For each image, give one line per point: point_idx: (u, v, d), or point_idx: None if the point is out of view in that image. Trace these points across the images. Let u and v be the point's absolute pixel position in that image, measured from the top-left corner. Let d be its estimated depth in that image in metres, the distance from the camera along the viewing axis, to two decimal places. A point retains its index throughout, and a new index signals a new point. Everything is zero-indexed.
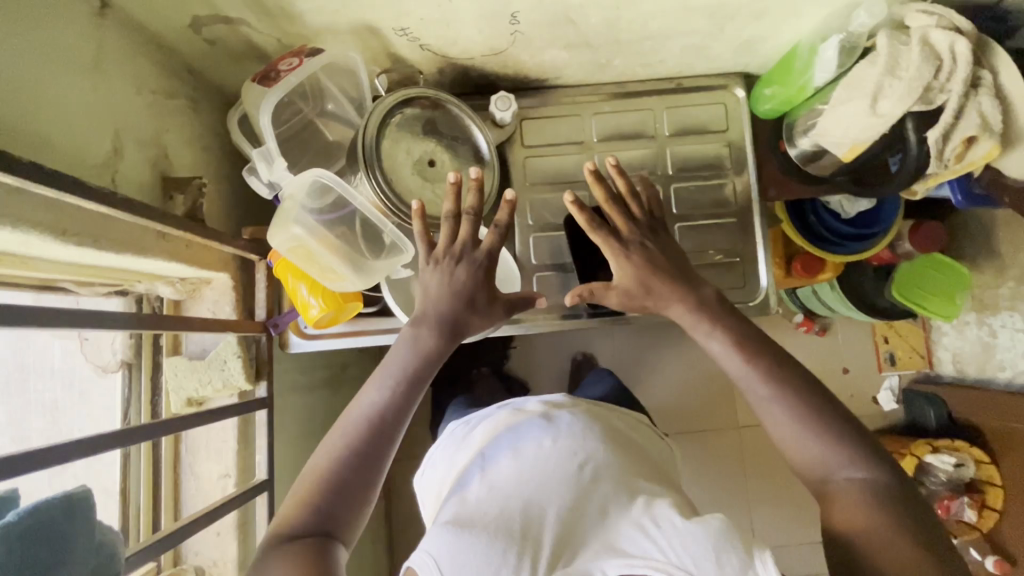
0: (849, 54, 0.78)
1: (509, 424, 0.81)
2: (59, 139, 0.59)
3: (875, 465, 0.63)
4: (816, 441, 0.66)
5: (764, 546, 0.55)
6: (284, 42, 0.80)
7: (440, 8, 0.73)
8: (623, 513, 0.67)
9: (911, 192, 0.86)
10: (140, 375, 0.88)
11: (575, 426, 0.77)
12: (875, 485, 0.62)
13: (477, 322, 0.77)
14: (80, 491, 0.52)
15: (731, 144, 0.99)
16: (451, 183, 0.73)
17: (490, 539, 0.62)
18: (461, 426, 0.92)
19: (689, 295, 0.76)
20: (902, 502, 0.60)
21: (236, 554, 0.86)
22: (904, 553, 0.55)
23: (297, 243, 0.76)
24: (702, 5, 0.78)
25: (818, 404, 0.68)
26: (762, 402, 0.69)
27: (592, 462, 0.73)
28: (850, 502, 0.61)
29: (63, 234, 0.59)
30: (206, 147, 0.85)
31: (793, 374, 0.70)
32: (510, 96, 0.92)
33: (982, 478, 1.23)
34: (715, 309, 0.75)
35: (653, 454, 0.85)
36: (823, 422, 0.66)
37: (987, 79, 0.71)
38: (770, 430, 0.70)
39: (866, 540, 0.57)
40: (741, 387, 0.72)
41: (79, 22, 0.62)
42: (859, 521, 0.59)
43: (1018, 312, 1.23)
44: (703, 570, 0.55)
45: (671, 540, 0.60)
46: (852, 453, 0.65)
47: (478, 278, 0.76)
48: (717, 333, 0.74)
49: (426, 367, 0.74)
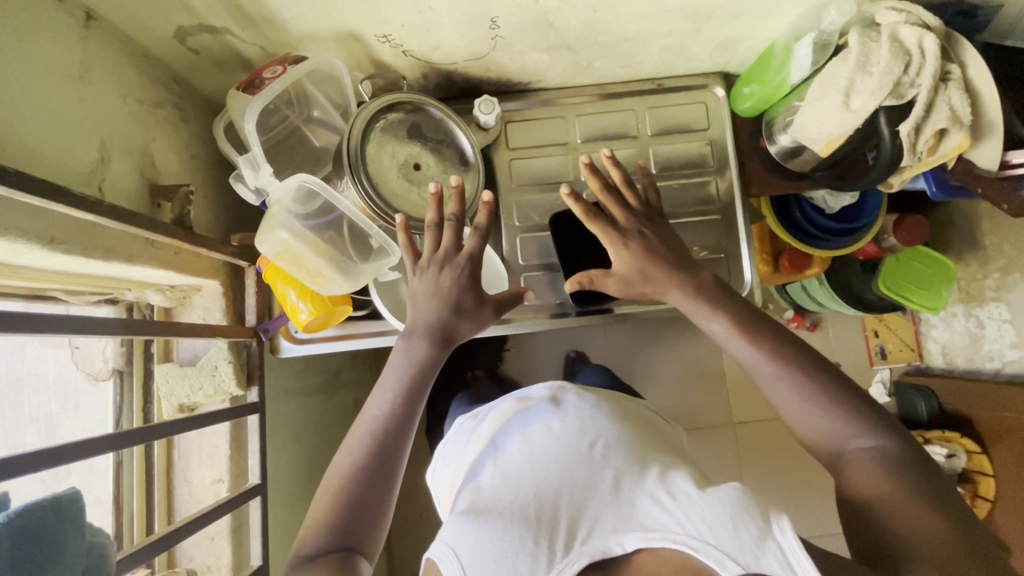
0: (822, 51, 0.80)
1: (518, 411, 0.83)
2: (44, 149, 0.60)
3: (883, 434, 0.67)
4: (825, 416, 0.69)
5: (782, 513, 0.57)
6: (269, 50, 0.81)
7: (421, 14, 0.75)
8: (637, 487, 0.67)
9: (887, 185, 0.88)
10: (131, 382, 0.88)
11: (582, 407, 0.80)
12: (885, 453, 0.65)
13: (468, 326, 0.79)
14: (69, 493, 0.53)
15: (712, 142, 1.01)
16: (432, 193, 0.76)
17: (507, 524, 0.63)
18: (470, 420, 0.94)
19: (687, 281, 0.78)
20: (911, 466, 0.64)
21: (231, 558, 0.87)
22: (914, 515, 0.59)
23: (283, 247, 0.77)
24: (677, 7, 0.80)
25: (824, 380, 0.70)
26: (769, 379, 0.72)
27: (602, 441, 0.74)
28: (861, 469, 0.65)
29: (52, 242, 0.60)
30: (193, 154, 0.86)
31: (796, 350, 0.73)
32: (493, 99, 0.94)
33: (974, 468, 1.24)
34: (714, 293, 0.78)
35: (662, 431, 0.87)
36: (831, 397, 0.70)
37: (954, 73, 0.74)
38: (780, 409, 0.73)
39: (877, 504, 0.61)
40: (748, 369, 0.75)
41: (63, 33, 0.63)
42: (868, 487, 0.63)
43: (1004, 303, 1.23)
44: (722, 540, 0.56)
45: (689, 513, 0.60)
46: (861, 424, 0.68)
47: (463, 283, 0.77)
48: (719, 314, 0.77)
49: (426, 373, 0.76)
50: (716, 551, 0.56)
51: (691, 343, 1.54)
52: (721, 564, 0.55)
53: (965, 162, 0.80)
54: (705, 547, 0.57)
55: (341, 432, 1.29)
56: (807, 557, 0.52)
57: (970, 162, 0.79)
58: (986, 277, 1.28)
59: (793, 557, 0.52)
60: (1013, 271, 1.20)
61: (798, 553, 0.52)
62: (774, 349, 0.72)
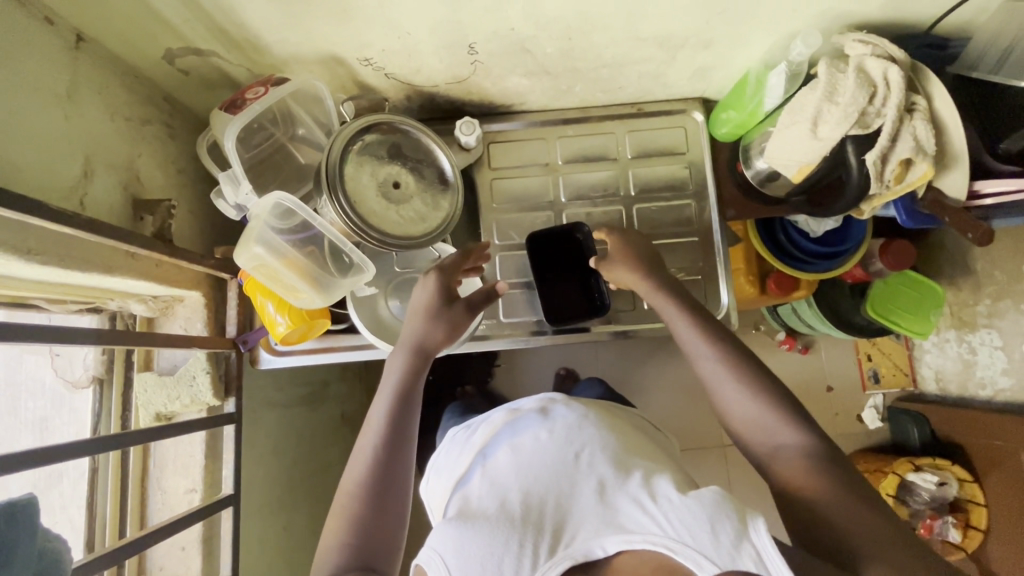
0: (794, 80, 0.82)
1: (508, 422, 0.84)
2: (26, 166, 0.62)
3: (808, 429, 0.68)
4: (771, 415, 0.70)
5: (757, 514, 0.58)
6: (254, 72, 0.84)
7: (400, 40, 0.78)
8: (620, 489, 0.68)
9: (858, 213, 0.88)
10: (111, 390, 0.91)
11: (570, 417, 0.80)
12: (813, 450, 0.66)
13: (438, 330, 0.81)
14: (25, 498, 0.53)
15: (691, 165, 1.02)
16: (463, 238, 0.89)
17: (493, 529, 0.64)
18: (461, 432, 0.95)
19: (658, 273, 0.85)
20: (835, 462, 0.65)
21: (200, 569, 0.87)
22: (857, 513, 0.60)
23: (260, 262, 0.79)
24: (651, 35, 0.82)
25: (768, 383, 0.72)
26: (729, 390, 0.73)
27: (588, 450, 0.74)
28: (792, 468, 0.65)
29: (28, 253, 0.62)
30: (179, 169, 0.89)
31: (753, 364, 0.74)
32: (475, 120, 0.96)
33: (966, 497, 1.22)
34: (671, 313, 0.81)
35: (652, 440, 0.88)
36: (775, 400, 0.71)
37: (920, 104, 0.76)
38: (733, 416, 0.73)
39: (817, 500, 0.62)
40: (708, 383, 0.76)
41: (50, 53, 0.66)
42: (808, 485, 0.63)
43: (996, 329, 1.22)
44: (699, 540, 0.57)
45: (668, 513, 0.61)
46: (793, 418, 0.69)
47: (437, 289, 0.82)
48: (683, 330, 0.79)
49: (407, 385, 0.78)
50: (694, 553, 0.56)
51: (680, 363, 1.54)
52: (698, 564, 0.56)
53: (933, 192, 0.81)
54: (685, 549, 0.57)
55: (325, 445, 1.30)
56: (780, 555, 0.54)
57: (938, 190, 0.81)
58: (978, 303, 1.27)
59: (768, 558, 0.54)
60: (1003, 297, 1.19)
61: (771, 554, 0.54)
62: (731, 351, 0.75)
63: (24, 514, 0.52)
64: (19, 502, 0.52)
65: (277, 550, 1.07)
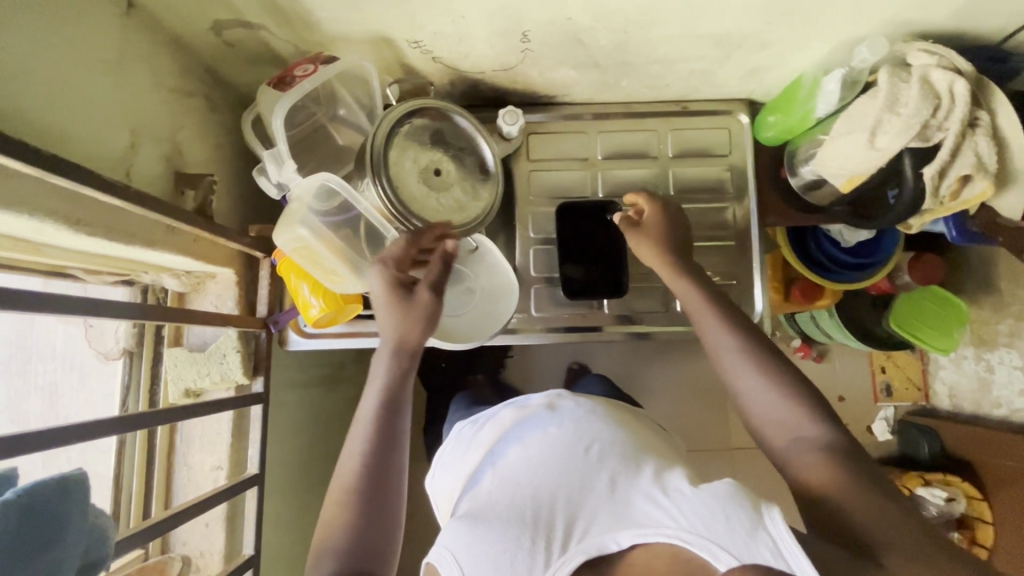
0: (851, 87, 0.80)
1: (518, 417, 0.83)
2: (78, 135, 0.61)
3: (825, 424, 0.67)
4: (788, 406, 0.69)
5: (773, 504, 0.56)
6: (300, 48, 0.82)
7: (453, 24, 0.76)
8: (632, 486, 0.67)
9: (906, 226, 0.86)
10: (140, 363, 0.90)
11: (578, 412, 0.80)
12: (831, 444, 0.65)
13: (403, 331, 0.75)
14: (74, 475, 0.53)
15: (733, 168, 1.01)
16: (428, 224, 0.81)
17: (505, 527, 0.64)
18: (468, 428, 0.94)
19: (688, 267, 0.84)
20: (853, 456, 0.64)
21: (223, 546, 0.88)
22: (876, 506, 0.58)
23: (301, 243, 0.78)
24: (709, 33, 0.80)
25: (795, 385, 0.71)
26: (749, 389, 0.72)
27: (598, 443, 0.73)
28: (810, 463, 0.64)
29: (77, 224, 0.61)
30: (218, 144, 0.87)
31: (776, 363, 0.73)
32: (518, 110, 0.94)
33: (974, 515, 1.23)
34: (695, 302, 0.81)
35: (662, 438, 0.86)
36: (795, 394, 0.70)
37: (984, 119, 0.74)
38: (754, 415, 0.72)
39: (835, 495, 0.60)
40: (728, 379, 0.75)
41: (103, 19, 0.65)
42: (824, 481, 0.62)
43: (1016, 349, 1.23)
44: (715, 531, 0.55)
45: (681, 506, 0.60)
46: (808, 411, 0.69)
47: (386, 283, 0.76)
48: (710, 323, 0.78)
49: (394, 389, 0.75)
50: (709, 544, 0.54)
51: (696, 365, 1.53)
52: (715, 555, 0.53)
53: (987, 212, 0.83)
54: (699, 541, 0.56)
55: (340, 426, 1.30)
56: (800, 547, 0.51)
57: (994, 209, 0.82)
58: (1000, 322, 1.27)
59: (784, 545, 0.51)
60: None
61: (789, 544, 0.51)
62: (748, 343, 0.75)
63: (73, 489, 0.52)
64: (71, 477, 0.52)
65: (294, 529, 1.08)
